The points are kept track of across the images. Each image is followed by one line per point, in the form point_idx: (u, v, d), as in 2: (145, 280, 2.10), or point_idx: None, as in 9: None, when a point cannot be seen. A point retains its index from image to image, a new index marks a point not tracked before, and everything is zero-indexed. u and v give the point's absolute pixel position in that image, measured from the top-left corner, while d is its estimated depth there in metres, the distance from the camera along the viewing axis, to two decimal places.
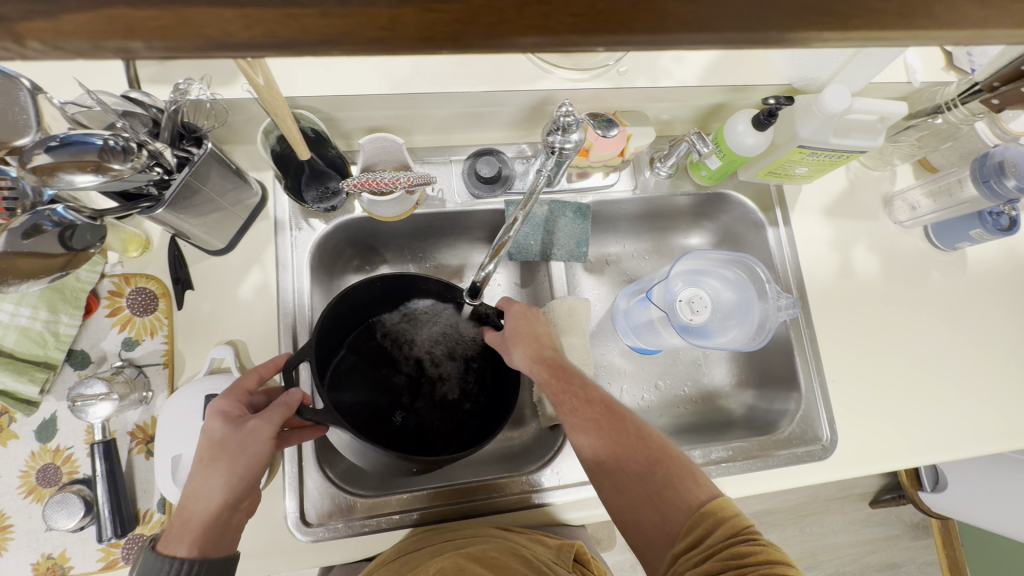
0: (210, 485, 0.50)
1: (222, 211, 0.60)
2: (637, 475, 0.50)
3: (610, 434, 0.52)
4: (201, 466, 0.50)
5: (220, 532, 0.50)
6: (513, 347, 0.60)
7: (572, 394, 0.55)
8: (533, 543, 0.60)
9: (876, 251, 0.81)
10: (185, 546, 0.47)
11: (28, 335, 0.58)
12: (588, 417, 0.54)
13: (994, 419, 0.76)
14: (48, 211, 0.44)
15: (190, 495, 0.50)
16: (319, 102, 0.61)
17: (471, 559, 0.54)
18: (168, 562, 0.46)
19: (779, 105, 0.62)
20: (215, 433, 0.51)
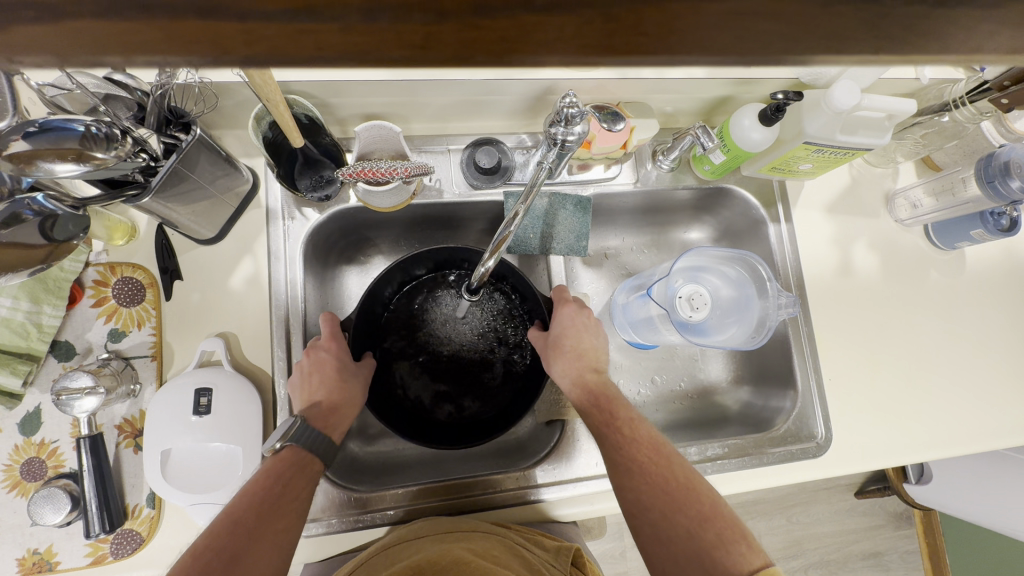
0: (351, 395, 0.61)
1: (211, 199, 0.58)
2: (686, 530, 0.50)
3: (660, 481, 0.54)
4: (340, 380, 0.60)
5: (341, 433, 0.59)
6: (558, 363, 0.62)
7: (617, 427, 0.58)
8: (531, 544, 0.60)
9: (876, 249, 0.80)
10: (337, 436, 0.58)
11: (9, 326, 0.56)
12: (633, 452, 0.56)
13: (985, 417, 0.76)
14: (28, 198, 0.41)
15: (336, 400, 0.59)
16: (313, 87, 0.58)
17: (471, 555, 0.54)
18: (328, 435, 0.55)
19: (788, 100, 0.60)
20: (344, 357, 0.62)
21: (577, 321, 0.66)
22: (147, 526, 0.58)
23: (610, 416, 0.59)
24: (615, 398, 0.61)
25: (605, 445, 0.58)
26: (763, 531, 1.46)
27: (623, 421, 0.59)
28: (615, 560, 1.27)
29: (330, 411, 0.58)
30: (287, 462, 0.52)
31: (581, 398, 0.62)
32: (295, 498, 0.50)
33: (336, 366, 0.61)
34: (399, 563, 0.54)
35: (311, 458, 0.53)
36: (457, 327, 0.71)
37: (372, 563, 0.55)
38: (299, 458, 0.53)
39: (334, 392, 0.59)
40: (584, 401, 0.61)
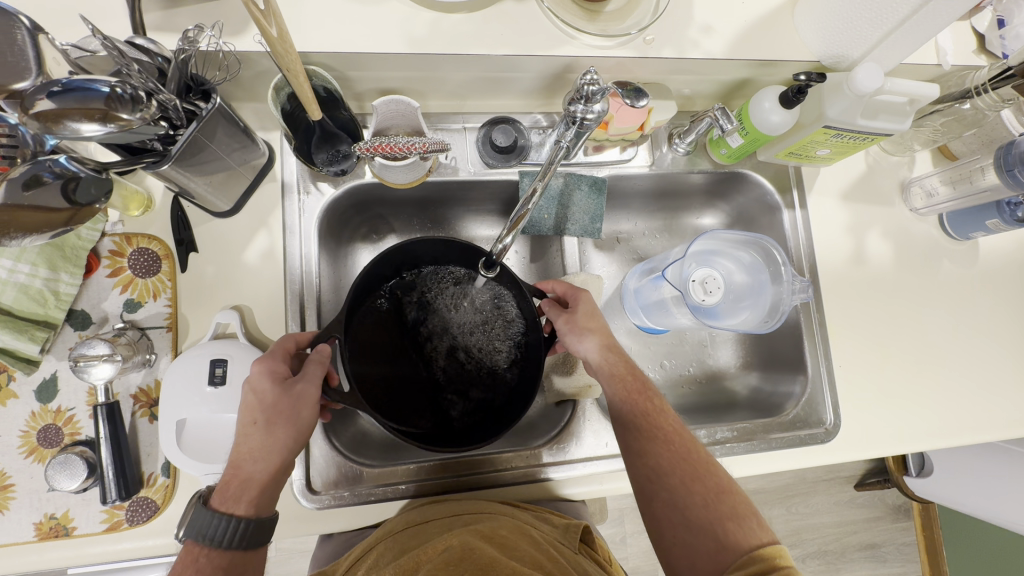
0: (266, 449, 0.52)
1: (229, 170, 0.58)
2: (703, 501, 0.51)
3: (679, 453, 0.54)
4: (254, 427, 0.52)
5: (274, 490, 0.53)
6: (587, 338, 0.60)
7: (645, 397, 0.58)
8: (540, 521, 0.60)
9: (890, 238, 0.80)
10: (242, 505, 0.51)
11: (27, 292, 0.56)
12: (656, 424, 0.56)
13: (996, 408, 0.77)
14: (50, 161, 0.41)
15: (247, 455, 0.52)
16: (332, 59, 0.58)
17: (480, 542, 0.54)
18: (228, 519, 0.49)
19: (811, 82, 0.59)
20: (267, 392, 0.53)
21: (585, 314, 0.61)
22: (163, 494, 0.58)
23: (636, 388, 0.58)
24: (637, 373, 0.60)
25: (625, 416, 0.57)
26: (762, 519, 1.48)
27: (645, 394, 0.58)
28: (616, 545, 1.28)
29: (240, 480, 0.51)
30: (190, 560, 0.48)
31: (614, 368, 0.59)
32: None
33: (258, 414, 0.52)
34: (407, 550, 0.54)
35: (210, 553, 0.49)
36: (468, 326, 0.67)
37: (383, 548, 0.55)
38: (199, 549, 0.49)
39: (246, 445, 0.52)
40: (614, 370, 0.59)
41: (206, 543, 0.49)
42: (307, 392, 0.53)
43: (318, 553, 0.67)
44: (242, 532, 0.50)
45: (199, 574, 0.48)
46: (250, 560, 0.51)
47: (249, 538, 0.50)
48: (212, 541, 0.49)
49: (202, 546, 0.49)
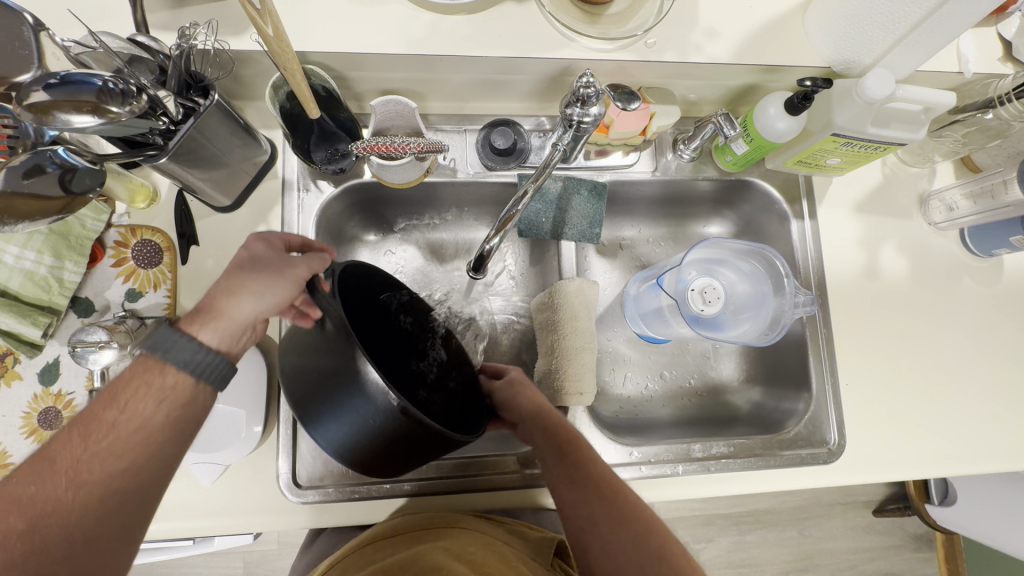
0: (243, 293, 0.46)
1: (229, 166, 0.60)
2: (633, 545, 0.49)
3: (612, 499, 0.53)
4: (235, 273, 0.47)
5: (237, 341, 0.46)
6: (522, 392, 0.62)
7: (572, 448, 0.57)
8: (512, 536, 0.60)
9: (906, 252, 0.77)
10: (202, 333, 0.45)
11: (33, 279, 0.57)
12: (587, 474, 0.55)
13: (1016, 436, 0.72)
14: (50, 152, 0.43)
15: (220, 292, 0.46)
16: (331, 59, 0.58)
17: (449, 556, 0.53)
18: (188, 338, 0.43)
19: (817, 88, 0.57)
20: (260, 254, 0.49)
21: (519, 379, 0.65)
22: None
23: (564, 441, 0.58)
24: (563, 423, 0.60)
25: (556, 469, 0.56)
26: (772, 541, 1.44)
27: (574, 447, 0.58)
28: None
29: (207, 314, 0.45)
30: (138, 374, 0.42)
31: (544, 423, 0.59)
32: (151, 435, 0.42)
33: (243, 265, 0.48)
34: (373, 565, 0.53)
35: (162, 370, 0.43)
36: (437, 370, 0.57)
37: (349, 562, 0.55)
38: (150, 364, 0.43)
39: (226, 285, 0.46)
40: (542, 423, 0.59)
41: (164, 361, 0.43)
42: (300, 266, 0.49)
43: (297, 564, 0.72)
44: (199, 364, 0.44)
45: (149, 384, 0.42)
46: (196, 412, 0.44)
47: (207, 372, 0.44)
48: (168, 361, 0.43)
49: (160, 365, 0.43)
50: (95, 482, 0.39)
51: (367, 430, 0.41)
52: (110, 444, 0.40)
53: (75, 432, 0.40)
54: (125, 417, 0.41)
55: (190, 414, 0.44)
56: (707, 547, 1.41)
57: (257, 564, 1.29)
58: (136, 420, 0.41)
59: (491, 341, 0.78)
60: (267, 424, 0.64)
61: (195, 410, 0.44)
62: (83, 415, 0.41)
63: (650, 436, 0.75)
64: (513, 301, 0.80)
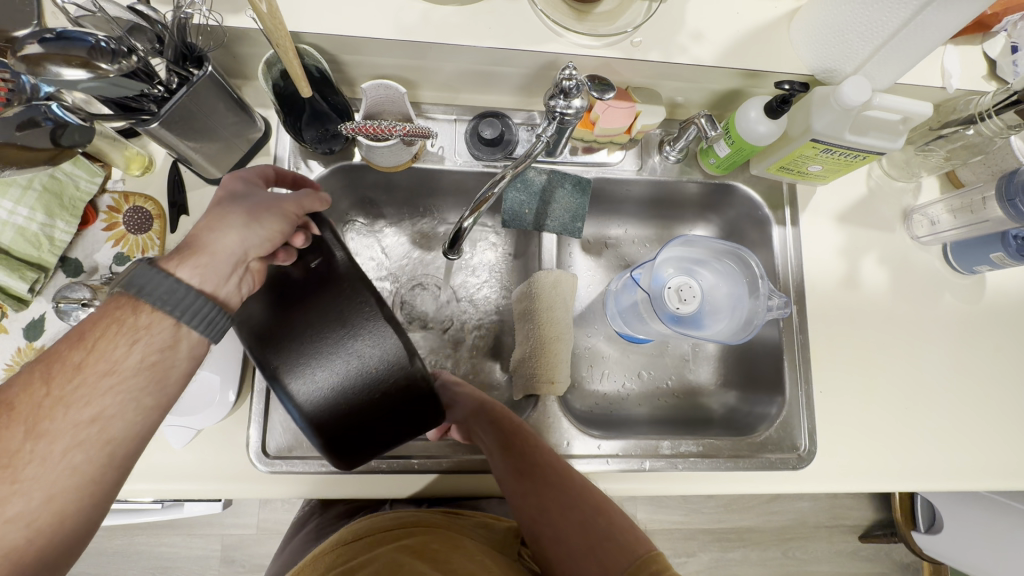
0: (224, 228, 0.48)
1: (223, 140, 0.62)
2: (579, 527, 0.52)
3: (559, 485, 0.55)
4: (217, 209, 0.50)
5: (220, 278, 0.47)
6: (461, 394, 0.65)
7: (515, 438, 0.59)
8: (475, 532, 0.59)
9: (888, 264, 0.77)
10: (183, 269, 0.46)
11: (24, 235, 0.59)
12: (534, 461, 0.57)
13: (991, 455, 0.72)
14: (45, 107, 0.46)
15: (203, 228, 0.48)
16: (325, 41, 0.60)
17: (413, 555, 0.52)
18: (168, 273, 0.44)
19: (794, 92, 0.59)
20: (242, 190, 0.52)
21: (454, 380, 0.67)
22: None
23: (509, 433, 0.60)
24: (506, 411, 0.63)
25: (504, 461, 0.58)
26: (754, 559, 1.42)
27: (521, 437, 0.60)
28: None
29: (190, 249, 0.47)
30: (113, 316, 0.43)
31: (485, 417, 0.62)
32: (122, 381, 0.42)
33: (225, 202, 0.50)
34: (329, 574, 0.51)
35: (139, 308, 0.43)
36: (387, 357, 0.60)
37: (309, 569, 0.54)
38: (126, 304, 0.43)
39: (209, 223, 0.48)
40: (487, 417, 0.62)
41: (141, 300, 0.43)
42: (287, 202, 0.52)
43: (277, 560, 0.73)
44: (181, 303, 0.44)
45: (126, 321, 0.43)
46: (173, 355, 0.44)
47: (186, 315, 0.44)
48: (145, 298, 0.43)
49: (136, 303, 0.43)
50: (60, 429, 0.39)
51: (361, 389, 0.48)
52: (76, 386, 0.40)
53: (37, 374, 0.40)
54: (92, 359, 0.41)
55: (166, 363, 0.44)
56: (687, 561, 1.39)
57: (235, 548, 1.29)
58: (105, 363, 0.42)
59: (470, 328, 0.79)
60: (241, 393, 0.65)
61: (171, 359, 0.44)
62: (46, 357, 0.41)
63: (623, 432, 0.75)
64: (495, 292, 0.81)
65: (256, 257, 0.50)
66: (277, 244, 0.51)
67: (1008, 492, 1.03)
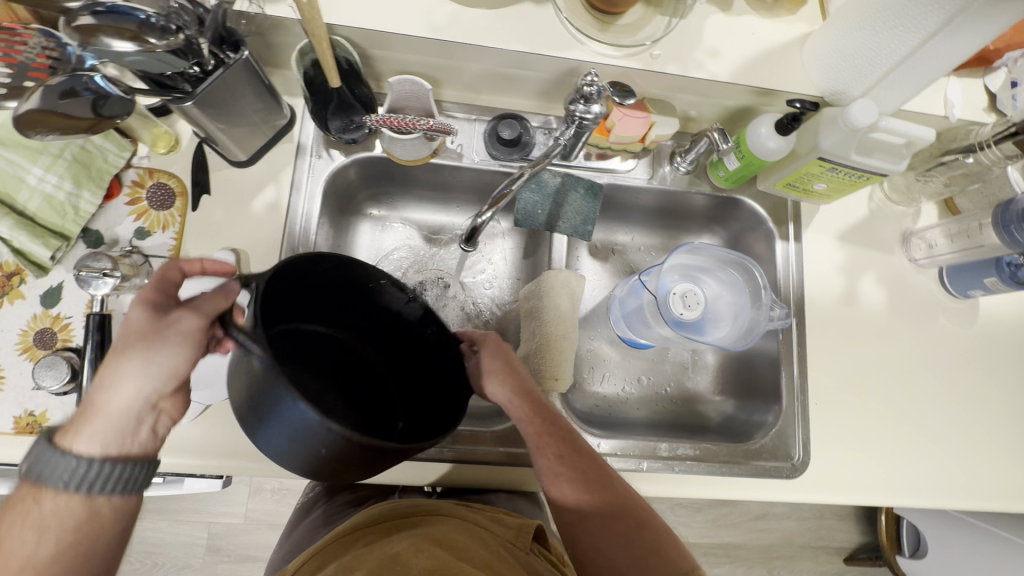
0: (123, 378, 0.45)
1: (250, 124, 0.64)
2: (624, 538, 0.53)
3: (603, 493, 0.55)
4: (112, 355, 0.46)
5: (131, 433, 0.45)
6: (494, 382, 0.60)
7: (558, 440, 0.57)
8: (491, 523, 0.58)
9: (885, 285, 0.79)
10: (84, 440, 0.44)
11: (51, 203, 0.61)
12: (576, 467, 0.56)
13: (979, 474, 0.74)
14: (88, 78, 0.47)
15: (100, 384, 0.45)
16: (357, 34, 0.63)
17: (429, 543, 0.52)
18: (63, 454, 0.43)
19: (806, 110, 0.61)
20: (136, 322, 0.47)
21: (488, 358, 0.61)
22: None
23: (548, 432, 0.58)
24: (548, 407, 0.60)
25: (544, 462, 0.57)
26: None
27: (564, 437, 0.58)
28: None
29: (88, 413, 0.45)
30: (27, 500, 0.43)
31: (521, 412, 0.59)
32: (47, 557, 0.42)
33: (119, 342, 0.46)
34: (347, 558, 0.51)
35: (45, 493, 0.42)
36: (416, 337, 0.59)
37: (329, 551, 0.54)
38: (31, 490, 0.43)
39: (104, 377, 0.45)
40: (525, 411, 0.59)
41: (43, 484, 0.43)
42: (184, 322, 0.47)
43: (279, 549, 0.74)
44: (86, 477, 0.43)
45: (37, 506, 0.42)
46: (97, 521, 0.44)
47: (92, 487, 0.43)
48: (47, 485, 0.42)
49: (38, 487, 0.43)
50: None
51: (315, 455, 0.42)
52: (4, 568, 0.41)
53: None
54: (14, 540, 0.41)
55: (92, 529, 0.44)
56: None
57: (221, 536, 1.28)
58: (27, 546, 0.41)
59: (477, 325, 0.81)
60: None
61: (94, 526, 0.44)
62: None
63: (621, 433, 0.76)
64: (504, 291, 0.83)
65: (164, 394, 0.47)
66: (186, 373, 0.47)
67: (993, 519, 1.04)
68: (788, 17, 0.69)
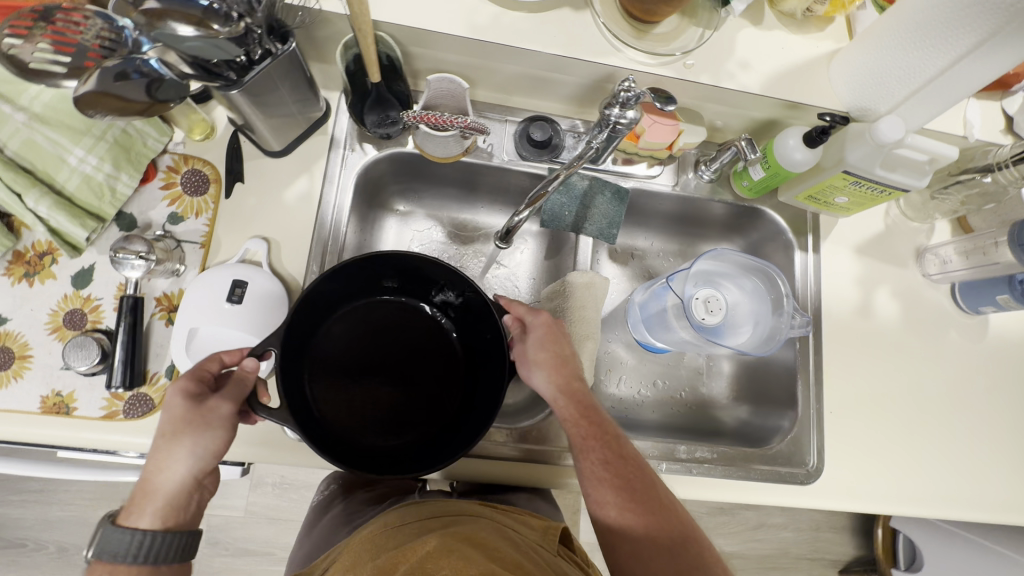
0: (175, 461, 0.50)
1: (289, 115, 0.65)
2: (666, 552, 0.55)
3: (648, 503, 0.57)
4: (162, 442, 0.51)
5: (185, 505, 0.51)
6: (542, 373, 0.63)
7: (604, 443, 0.60)
8: (517, 523, 0.60)
9: (899, 298, 0.81)
10: (146, 518, 0.49)
11: (89, 183, 0.61)
12: (621, 473, 0.58)
13: (986, 487, 0.75)
14: (140, 61, 0.47)
15: (154, 468, 0.50)
16: (399, 31, 0.64)
17: (461, 541, 0.53)
18: (130, 533, 0.47)
19: (835, 124, 0.63)
20: (176, 410, 0.51)
21: (536, 346, 0.64)
22: (160, 394, 0.61)
23: (592, 434, 0.60)
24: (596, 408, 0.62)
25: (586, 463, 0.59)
26: None
27: (610, 440, 0.60)
28: None
29: (147, 496, 0.50)
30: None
31: (566, 408, 0.61)
32: None
33: (167, 429, 0.51)
34: (383, 557, 0.52)
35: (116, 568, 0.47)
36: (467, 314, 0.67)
37: (363, 548, 0.55)
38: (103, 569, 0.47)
39: (157, 460, 0.50)
40: (570, 408, 0.61)
41: (113, 561, 0.47)
42: (224, 407, 0.52)
43: (297, 551, 0.74)
44: (150, 549, 0.48)
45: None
46: None
47: (157, 556, 0.48)
48: (116, 561, 0.47)
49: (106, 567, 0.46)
50: None
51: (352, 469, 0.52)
52: None
53: None
54: None
55: None
56: None
57: (220, 529, 1.27)
58: None
59: None
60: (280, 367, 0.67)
61: None
62: None
63: (637, 435, 0.77)
64: (525, 291, 0.84)
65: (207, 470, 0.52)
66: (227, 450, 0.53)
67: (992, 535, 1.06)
68: (816, 33, 0.71)
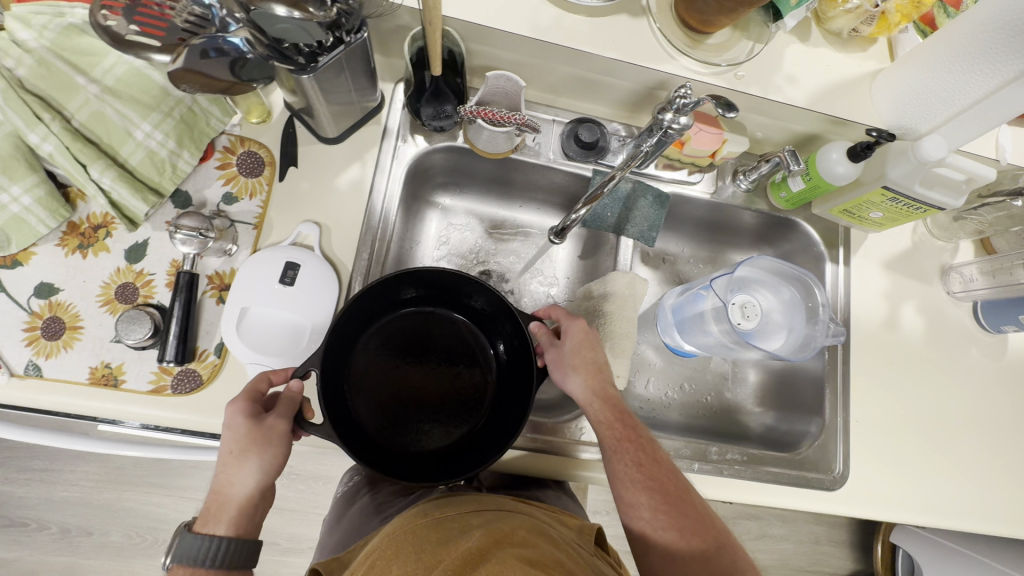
0: (242, 475, 0.51)
1: (349, 103, 0.66)
2: (701, 555, 0.56)
3: (682, 507, 0.58)
4: (229, 457, 0.51)
5: (253, 516, 0.52)
6: (577, 376, 0.64)
7: (639, 446, 0.61)
8: (559, 524, 0.60)
9: (924, 314, 0.83)
10: (222, 525, 0.50)
11: (152, 158, 0.62)
12: (656, 476, 0.59)
13: (1002, 502, 0.77)
14: (221, 39, 0.48)
15: (223, 481, 0.51)
16: (463, 27, 0.65)
17: (502, 536, 0.53)
18: (210, 538, 0.48)
19: (880, 139, 0.65)
20: (239, 427, 0.52)
21: (572, 351, 0.65)
22: (209, 370, 0.61)
23: (627, 437, 0.61)
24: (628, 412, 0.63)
25: (620, 466, 0.60)
26: None
27: (643, 444, 0.61)
28: None
29: (220, 508, 0.50)
30: None
31: (600, 412, 0.62)
32: None
33: (232, 445, 0.52)
34: (427, 546, 0.52)
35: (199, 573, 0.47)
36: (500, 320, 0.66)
37: (401, 533, 0.55)
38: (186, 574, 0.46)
39: (225, 473, 0.51)
40: (605, 411, 0.62)
41: (195, 565, 0.47)
42: (282, 423, 0.53)
43: (323, 542, 0.74)
44: (224, 555, 0.48)
45: None
46: None
47: (235, 560, 0.48)
48: (200, 565, 0.47)
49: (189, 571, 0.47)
50: None
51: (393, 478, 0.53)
52: None
53: None
54: None
55: None
56: None
57: None
58: None
59: None
60: None
61: None
62: None
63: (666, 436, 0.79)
64: (558, 289, 0.85)
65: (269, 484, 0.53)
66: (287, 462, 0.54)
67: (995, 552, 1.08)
68: (860, 53, 0.73)
